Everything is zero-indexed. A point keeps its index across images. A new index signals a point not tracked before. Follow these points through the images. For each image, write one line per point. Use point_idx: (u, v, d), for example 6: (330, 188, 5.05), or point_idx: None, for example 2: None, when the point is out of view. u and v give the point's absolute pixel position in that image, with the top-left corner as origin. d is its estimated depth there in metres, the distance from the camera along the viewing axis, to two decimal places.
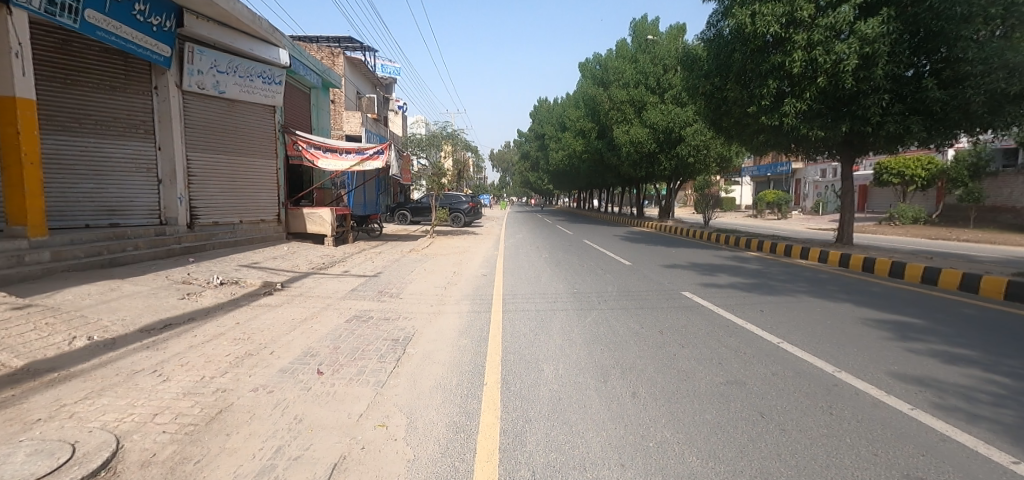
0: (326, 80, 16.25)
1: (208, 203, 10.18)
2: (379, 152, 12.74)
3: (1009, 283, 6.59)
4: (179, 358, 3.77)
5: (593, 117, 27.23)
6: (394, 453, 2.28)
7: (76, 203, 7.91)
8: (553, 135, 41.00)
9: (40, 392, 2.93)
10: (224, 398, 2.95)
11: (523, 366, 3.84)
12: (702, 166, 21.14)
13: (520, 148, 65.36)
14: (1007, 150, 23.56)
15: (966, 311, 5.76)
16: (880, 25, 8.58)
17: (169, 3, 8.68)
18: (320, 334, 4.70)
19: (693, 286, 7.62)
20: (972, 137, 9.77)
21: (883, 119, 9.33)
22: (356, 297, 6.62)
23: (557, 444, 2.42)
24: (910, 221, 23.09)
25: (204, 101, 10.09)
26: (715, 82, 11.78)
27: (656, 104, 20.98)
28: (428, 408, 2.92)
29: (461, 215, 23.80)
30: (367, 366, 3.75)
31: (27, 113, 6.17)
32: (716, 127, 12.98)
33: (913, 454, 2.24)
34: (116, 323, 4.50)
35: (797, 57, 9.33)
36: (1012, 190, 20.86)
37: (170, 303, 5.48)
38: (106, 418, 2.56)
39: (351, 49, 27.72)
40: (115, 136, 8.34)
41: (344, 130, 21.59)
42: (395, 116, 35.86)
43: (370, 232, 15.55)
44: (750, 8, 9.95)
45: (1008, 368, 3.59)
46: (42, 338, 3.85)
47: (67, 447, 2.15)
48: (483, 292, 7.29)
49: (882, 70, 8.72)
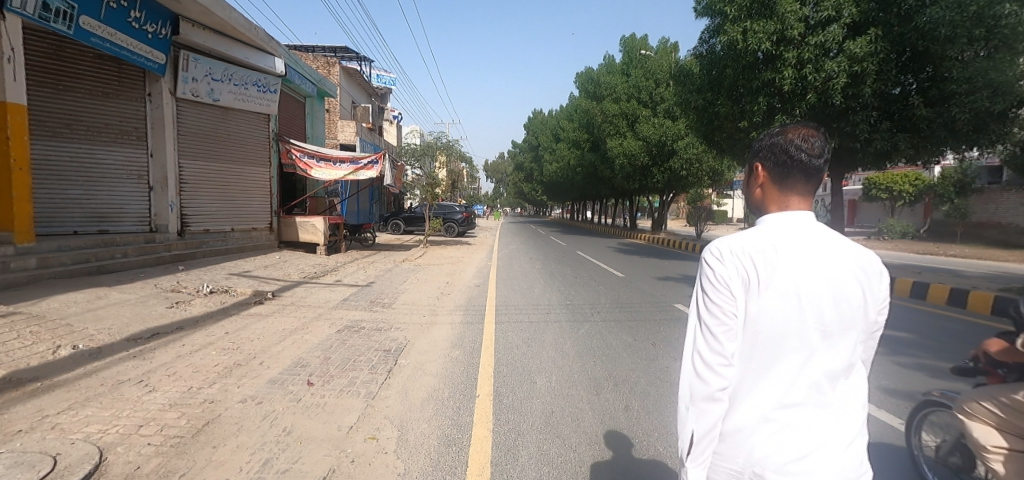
0: (323, 89, 16.33)
1: (199, 210, 10.10)
2: (373, 161, 12.43)
3: (996, 299, 6.70)
4: (167, 368, 3.70)
5: (588, 129, 27.51)
6: (384, 467, 2.24)
7: (65, 209, 7.82)
8: (548, 146, 41.36)
9: (22, 402, 2.86)
10: (212, 410, 2.90)
11: (516, 378, 3.82)
12: (694, 179, 21.45)
13: (514, 160, 65.84)
14: (992, 168, 24.01)
15: (954, 326, 5.83)
16: (868, 45, 8.82)
17: (165, 11, 8.72)
18: (311, 344, 4.64)
19: (684, 298, 7.68)
20: (959, 155, 9.92)
21: (870, 136, 9.51)
22: (347, 307, 6.57)
23: (549, 457, 2.40)
24: (898, 236, 23.50)
25: (197, 108, 10.02)
26: (707, 97, 11.96)
27: (648, 117, 21.31)
28: (420, 420, 2.89)
29: (456, 225, 24.09)
30: (358, 377, 3.71)
31: (17, 118, 6.12)
32: (707, 141, 13.16)
33: None
34: (103, 332, 4.42)
35: (787, 74, 9.53)
36: (997, 207, 21.32)
37: (159, 311, 5.40)
38: (90, 429, 2.51)
39: (347, 59, 27.89)
40: (107, 142, 8.28)
41: (339, 139, 21.59)
42: (388, 126, 36.00)
43: (365, 240, 15.86)
44: (741, 25, 10.14)
45: None
46: (25, 347, 3.77)
47: (48, 459, 2.10)
48: (476, 302, 7.30)
49: (870, 89, 8.97)
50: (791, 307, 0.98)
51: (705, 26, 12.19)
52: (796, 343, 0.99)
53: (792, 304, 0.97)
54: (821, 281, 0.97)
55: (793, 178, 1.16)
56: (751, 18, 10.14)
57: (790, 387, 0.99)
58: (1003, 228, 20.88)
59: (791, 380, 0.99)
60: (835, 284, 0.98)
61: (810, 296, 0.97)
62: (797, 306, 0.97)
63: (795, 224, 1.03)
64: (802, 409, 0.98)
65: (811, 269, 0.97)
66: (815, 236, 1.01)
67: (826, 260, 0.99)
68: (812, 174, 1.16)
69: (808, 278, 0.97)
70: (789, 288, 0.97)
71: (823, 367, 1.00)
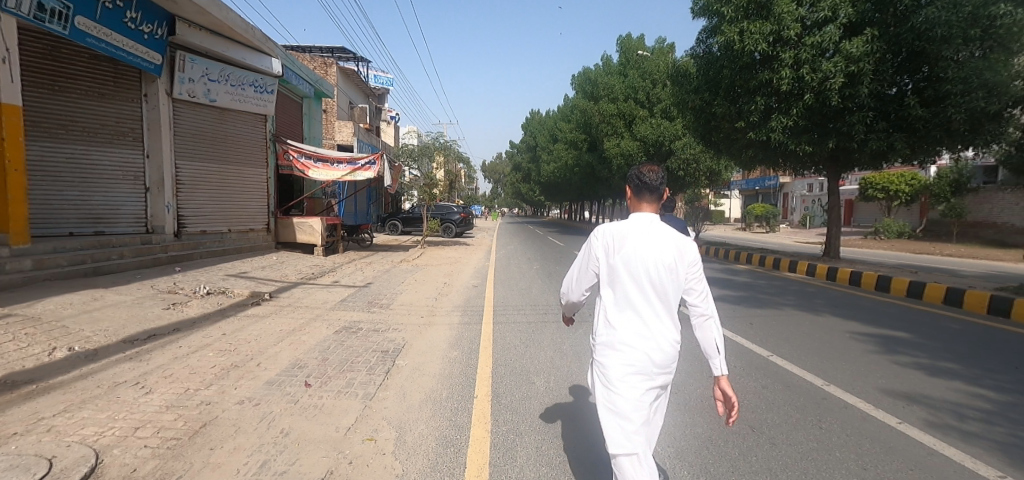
0: (320, 90, 16.33)
1: (195, 211, 10.05)
2: (371, 162, 12.42)
3: (992, 298, 6.72)
4: (163, 370, 3.68)
5: (586, 130, 27.55)
6: (382, 468, 2.23)
7: (60, 210, 7.78)
8: (546, 146, 41.42)
9: (16, 405, 2.83)
10: (209, 412, 2.89)
11: (515, 379, 3.82)
12: (692, 179, 21.55)
13: (512, 161, 65.87)
14: (987, 168, 24.17)
15: (951, 325, 5.86)
16: (864, 45, 8.86)
17: (161, 11, 8.69)
18: (308, 346, 4.62)
19: None
20: (955, 155, 9.98)
21: (866, 136, 9.58)
22: (346, 308, 6.55)
23: (548, 458, 2.39)
24: (895, 235, 23.66)
25: (194, 109, 9.98)
26: (704, 97, 12.00)
27: (645, 118, 21.39)
28: (418, 421, 2.89)
29: (454, 225, 24.12)
30: (355, 378, 3.70)
31: (12, 119, 6.10)
32: (704, 142, 13.22)
33: (900, 468, 2.24)
34: (99, 334, 4.40)
35: (785, 74, 9.56)
36: (992, 206, 21.49)
37: (155, 313, 5.37)
38: (85, 432, 2.49)
39: (344, 60, 27.88)
40: (102, 143, 8.25)
41: (337, 140, 21.58)
42: (386, 126, 36.01)
43: (362, 240, 15.84)
44: (738, 25, 10.17)
45: (992, 382, 3.65)
46: (21, 349, 3.75)
47: (44, 462, 2.08)
48: (474, 303, 7.30)
49: (867, 89, 8.98)
50: (622, 271, 1.33)
51: (702, 27, 12.25)
52: (632, 295, 1.33)
53: (624, 270, 1.33)
54: (646, 257, 1.30)
55: (641, 201, 1.51)
56: (749, 18, 10.17)
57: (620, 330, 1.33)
58: (998, 227, 21.11)
59: (621, 325, 1.33)
60: (658, 260, 1.29)
61: (641, 266, 1.30)
62: (628, 272, 1.32)
63: (649, 218, 1.39)
64: (621, 346, 1.31)
65: (643, 247, 1.30)
66: (659, 228, 1.35)
67: (659, 243, 1.30)
68: (656, 202, 1.50)
69: (643, 248, 1.30)
70: (626, 256, 1.32)
71: (647, 319, 1.32)
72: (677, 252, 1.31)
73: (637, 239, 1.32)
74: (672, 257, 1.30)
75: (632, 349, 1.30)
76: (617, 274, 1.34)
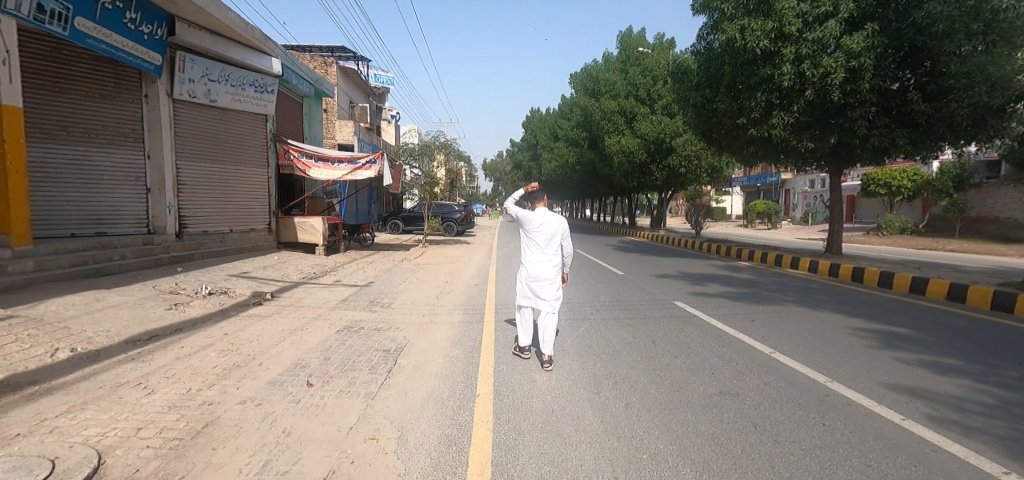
0: (320, 89, 16.30)
1: (197, 212, 10.07)
2: (371, 161, 12.39)
3: (995, 294, 6.70)
4: (165, 371, 3.69)
5: (587, 127, 27.49)
6: (384, 468, 2.22)
7: (62, 211, 7.79)
8: (547, 144, 41.25)
9: (20, 406, 2.84)
10: (210, 412, 2.89)
11: (517, 377, 3.82)
12: (693, 176, 21.48)
13: (513, 159, 65.63)
14: (990, 162, 24.10)
15: (955, 321, 5.83)
16: (865, 40, 8.82)
17: (160, 12, 8.68)
18: (309, 346, 4.62)
19: (683, 295, 7.69)
20: (957, 150, 9.90)
21: (868, 132, 9.56)
22: (347, 308, 6.54)
23: (551, 456, 2.38)
24: (897, 231, 23.64)
25: (194, 110, 10.00)
26: (705, 94, 11.95)
27: (646, 115, 21.29)
28: (420, 420, 2.88)
29: (455, 224, 24.09)
30: (357, 377, 3.70)
31: (13, 120, 6.09)
32: (706, 138, 13.18)
33: (905, 465, 2.22)
34: (101, 335, 4.40)
35: (786, 70, 9.53)
36: (995, 201, 21.44)
37: (157, 313, 5.37)
38: (88, 432, 2.49)
39: (344, 59, 27.78)
40: (103, 144, 8.26)
41: (337, 139, 21.56)
42: (386, 125, 35.96)
43: (362, 240, 15.80)
44: (738, 22, 10.14)
45: (996, 378, 3.63)
46: (23, 350, 3.75)
47: (47, 464, 2.07)
48: (475, 301, 7.30)
49: (869, 84, 8.94)
50: (536, 235, 4.06)
51: (703, 23, 12.18)
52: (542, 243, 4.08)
53: (536, 233, 4.05)
54: (546, 228, 4.03)
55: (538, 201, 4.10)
56: (749, 15, 10.14)
57: (536, 258, 4.07)
58: (1001, 222, 20.96)
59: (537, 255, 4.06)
60: (551, 229, 4.06)
61: (544, 230, 4.05)
62: (539, 235, 4.04)
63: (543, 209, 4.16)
64: (538, 263, 4.06)
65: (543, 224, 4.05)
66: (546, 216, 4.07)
67: (547, 222, 4.06)
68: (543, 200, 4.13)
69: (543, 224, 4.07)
70: (536, 229, 4.04)
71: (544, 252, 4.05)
72: (556, 224, 4.09)
73: (540, 219, 4.06)
74: (557, 227, 4.05)
75: (541, 262, 4.03)
76: (534, 236, 4.07)
